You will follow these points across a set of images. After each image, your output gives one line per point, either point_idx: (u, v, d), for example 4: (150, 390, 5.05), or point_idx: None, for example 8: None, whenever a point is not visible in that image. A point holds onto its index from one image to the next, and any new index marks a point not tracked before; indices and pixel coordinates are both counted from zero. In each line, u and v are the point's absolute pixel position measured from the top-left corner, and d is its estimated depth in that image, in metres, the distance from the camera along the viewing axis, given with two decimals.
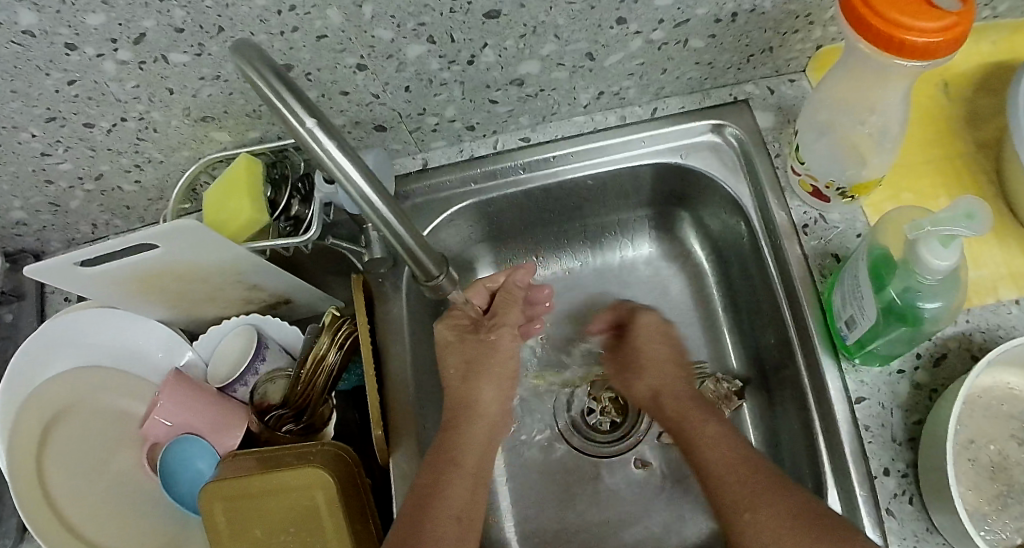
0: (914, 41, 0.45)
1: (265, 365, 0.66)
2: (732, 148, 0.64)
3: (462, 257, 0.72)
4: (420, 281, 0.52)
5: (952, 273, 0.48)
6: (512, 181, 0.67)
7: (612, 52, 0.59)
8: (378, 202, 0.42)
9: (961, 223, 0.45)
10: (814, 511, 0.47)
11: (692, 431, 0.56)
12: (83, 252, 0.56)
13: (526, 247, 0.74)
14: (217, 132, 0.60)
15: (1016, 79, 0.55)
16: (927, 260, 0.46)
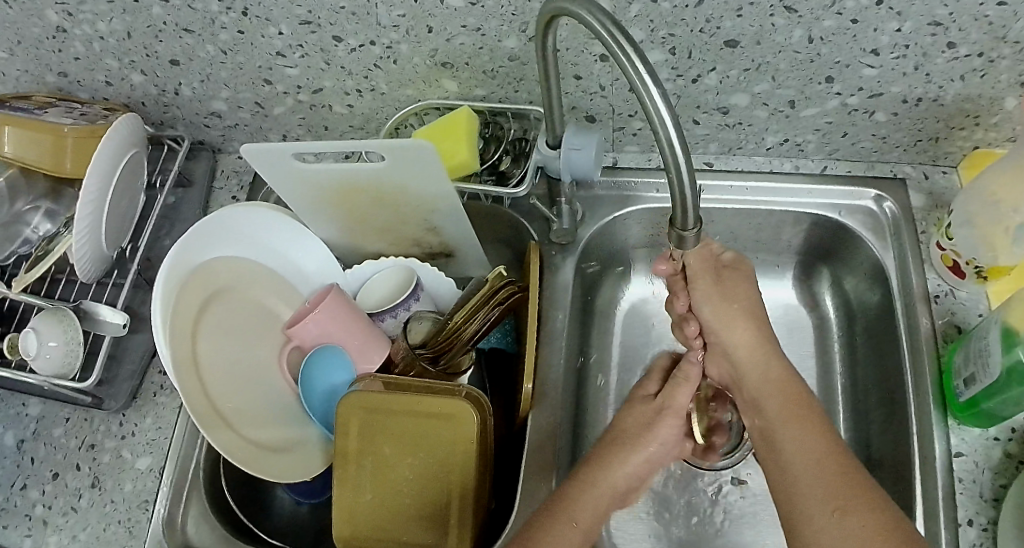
0: None
1: (417, 305, 0.67)
2: (886, 218, 0.70)
3: None
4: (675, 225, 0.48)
5: None
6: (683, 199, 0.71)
7: (809, 106, 0.66)
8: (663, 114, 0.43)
9: None
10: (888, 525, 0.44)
11: (774, 417, 0.54)
12: (309, 146, 0.59)
13: None
14: (448, 80, 0.64)
15: None
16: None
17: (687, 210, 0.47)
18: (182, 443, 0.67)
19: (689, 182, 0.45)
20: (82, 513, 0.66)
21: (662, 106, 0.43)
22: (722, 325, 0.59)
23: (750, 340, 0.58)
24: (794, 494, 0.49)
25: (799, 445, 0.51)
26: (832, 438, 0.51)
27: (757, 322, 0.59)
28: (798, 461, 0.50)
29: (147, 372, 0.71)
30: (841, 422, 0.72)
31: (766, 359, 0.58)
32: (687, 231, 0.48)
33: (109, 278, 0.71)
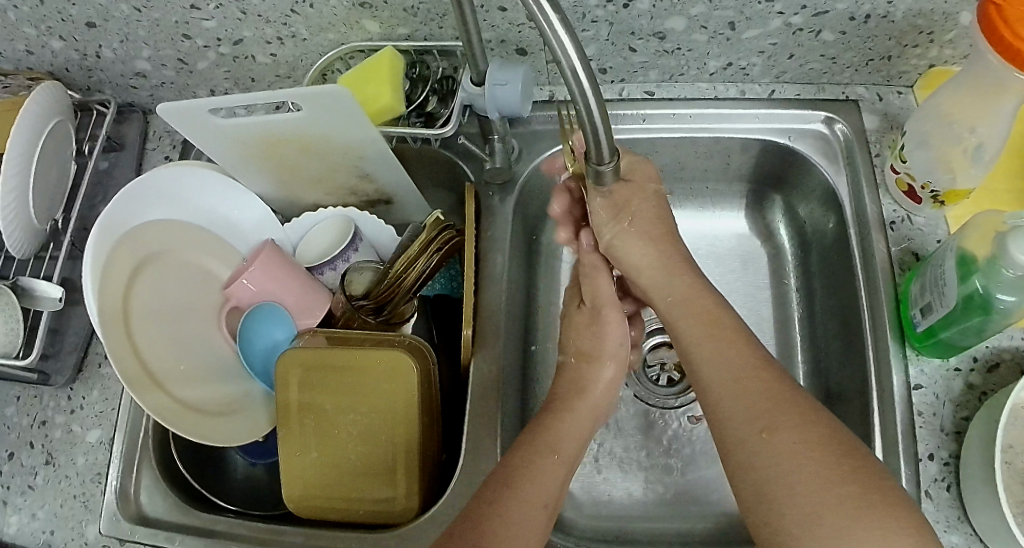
0: None
1: (357, 256, 0.66)
2: (838, 141, 0.67)
3: None
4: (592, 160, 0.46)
5: None
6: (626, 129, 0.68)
7: (751, 27, 0.61)
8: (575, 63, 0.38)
9: None
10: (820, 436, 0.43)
11: (687, 338, 0.52)
12: (220, 100, 0.57)
13: None
14: (370, 20, 0.61)
15: None
16: (1012, 253, 0.50)
17: (602, 142, 0.44)
18: (131, 415, 0.66)
19: (603, 124, 0.43)
20: (39, 490, 0.66)
21: (565, 38, 0.38)
22: (622, 244, 0.57)
23: (648, 257, 0.56)
24: (716, 399, 0.48)
25: (722, 359, 0.49)
26: (748, 343, 0.50)
27: (657, 239, 0.56)
28: (718, 378, 0.49)
29: (93, 344, 0.70)
30: (798, 350, 0.71)
31: (670, 279, 0.55)
32: (603, 165, 0.46)
33: (45, 251, 0.69)
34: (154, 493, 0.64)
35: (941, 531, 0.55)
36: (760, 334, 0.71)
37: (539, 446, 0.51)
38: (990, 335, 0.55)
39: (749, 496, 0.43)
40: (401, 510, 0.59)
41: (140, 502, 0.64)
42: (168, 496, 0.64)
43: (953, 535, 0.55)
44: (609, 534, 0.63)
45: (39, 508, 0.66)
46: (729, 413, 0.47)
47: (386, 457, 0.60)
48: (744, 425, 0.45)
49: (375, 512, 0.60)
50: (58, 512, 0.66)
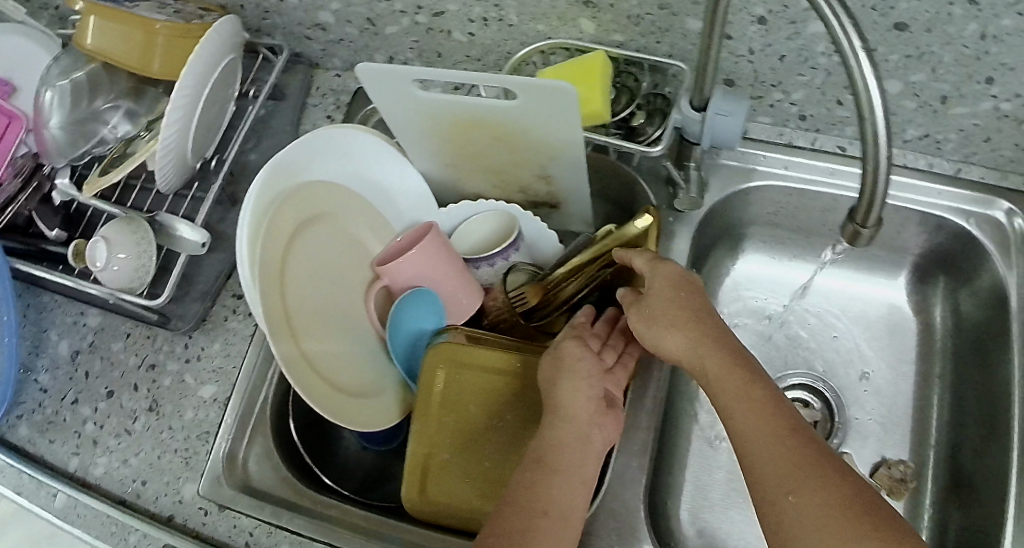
0: None
1: (515, 255, 0.63)
2: (1014, 234, 0.64)
3: (728, 230, 0.71)
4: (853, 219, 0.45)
5: None
6: (820, 183, 0.64)
7: (960, 105, 0.60)
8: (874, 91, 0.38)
9: None
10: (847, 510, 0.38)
11: (723, 402, 0.45)
12: (434, 72, 0.54)
13: (787, 248, 0.72)
14: (587, 20, 0.59)
15: None
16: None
17: (874, 204, 0.44)
18: (250, 378, 0.63)
19: (884, 179, 0.42)
20: (136, 436, 0.64)
21: (871, 79, 0.38)
22: (657, 334, 0.50)
23: (682, 343, 0.49)
24: (753, 470, 0.42)
25: (754, 421, 0.43)
26: (787, 419, 0.42)
27: (690, 321, 0.49)
28: (754, 451, 0.42)
29: (218, 297, 0.66)
30: (933, 427, 0.67)
31: (710, 356, 0.47)
32: (864, 230, 0.45)
33: (188, 190, 0.65)
34: (265, 463, 0.61)
35: None
36: (892, 409, 0.69)
37: (547, 484, 0.46)
38: None
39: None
40: None
41: (246, 470, 0.61)
42: (278, 470, 0.61)
43: None
44: None
45: (133, 456, 0.63)
46: (760, 477, 0.41)
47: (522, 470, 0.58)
48: (774, 492, 0.40)
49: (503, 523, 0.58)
50: (154, 463, 0.63)
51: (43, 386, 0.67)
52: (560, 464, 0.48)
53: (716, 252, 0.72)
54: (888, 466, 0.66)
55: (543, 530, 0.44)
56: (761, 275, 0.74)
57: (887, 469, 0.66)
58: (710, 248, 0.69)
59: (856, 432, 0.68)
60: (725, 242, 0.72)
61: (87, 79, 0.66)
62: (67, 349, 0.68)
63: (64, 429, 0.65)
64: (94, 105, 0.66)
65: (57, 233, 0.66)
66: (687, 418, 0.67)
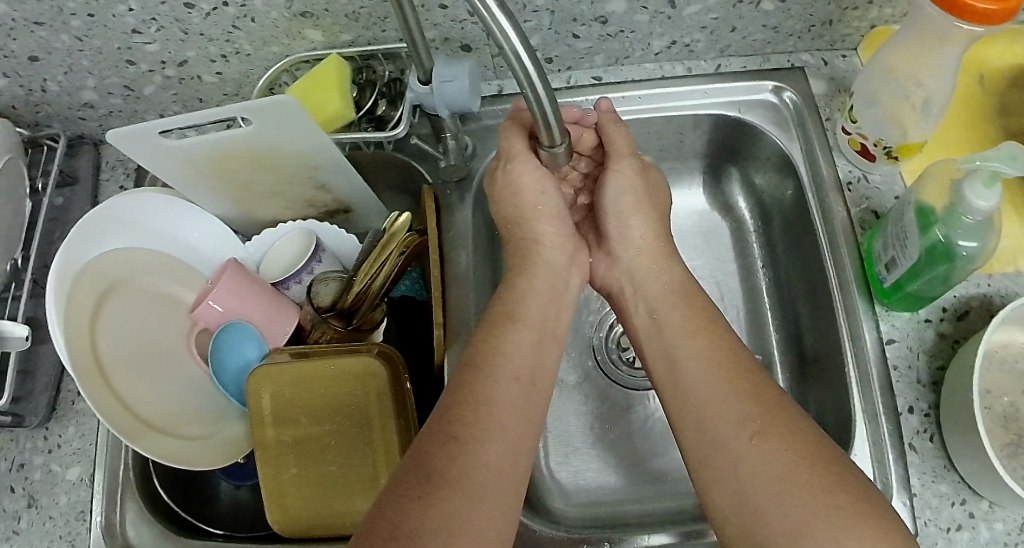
0: (976, 8, 0.48)
1: (321, 267, 0.64)
2: (788, 109, 0.67)
3: None
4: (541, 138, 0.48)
5: (988, 218, 0.52)
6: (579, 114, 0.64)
7: (690, 4, 0.61)
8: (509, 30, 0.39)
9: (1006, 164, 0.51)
10: (781, 434, 0.42)
11: (677, 334, 0.51)
12: (171, 120, 0.57)
13: None
14: (312, 29, 0.60)
15: None
16: (970, 197, 0.51)
17: (551, 122, 0.46)
18: (107, 448, 0.65)
19: (549, 103, 0.44)
20: (24, 534, 0.65)
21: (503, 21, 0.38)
22: (622, 216, 0.58)
23: (652, 247, 0.58)
24: (694, 399, 0.46)
25: (707, 356, 0.48)
26: (739, 351, 0.48)
27: (658, 224, 0.59)
28: (708, 384, 0.46)
29: (63, 381, 0.69)
30: (767, 310, 0.71)
31: (665, 271, 0.56)
32: (555, 145, 0.49)
33: (7, 293, 0.67)
34: (141, 523, 0.63)
35: (929, 483, 0.56)
36: (727, 304, 0.72)
37: (467, 448, 0.42)
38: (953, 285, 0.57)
39: (731, 504, 0.41)
40: None
41: (126, 534, 0.63)
42: (155, 526, 0.63)
43: (941, 486, 0.56)
44: (598, 518, 0.62)
45: None
46: (711, 412, 0.45)
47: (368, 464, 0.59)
48: (732, 432, 0.43)
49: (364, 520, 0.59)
50: None
51: None
52: (481, 424, 0.44)
53: None
54: None
55: (473, 461, 0.42)
56: None
57: None
58: None
59: None
60: None
61: None
62: None
63: None
64: None
65: None
66: None
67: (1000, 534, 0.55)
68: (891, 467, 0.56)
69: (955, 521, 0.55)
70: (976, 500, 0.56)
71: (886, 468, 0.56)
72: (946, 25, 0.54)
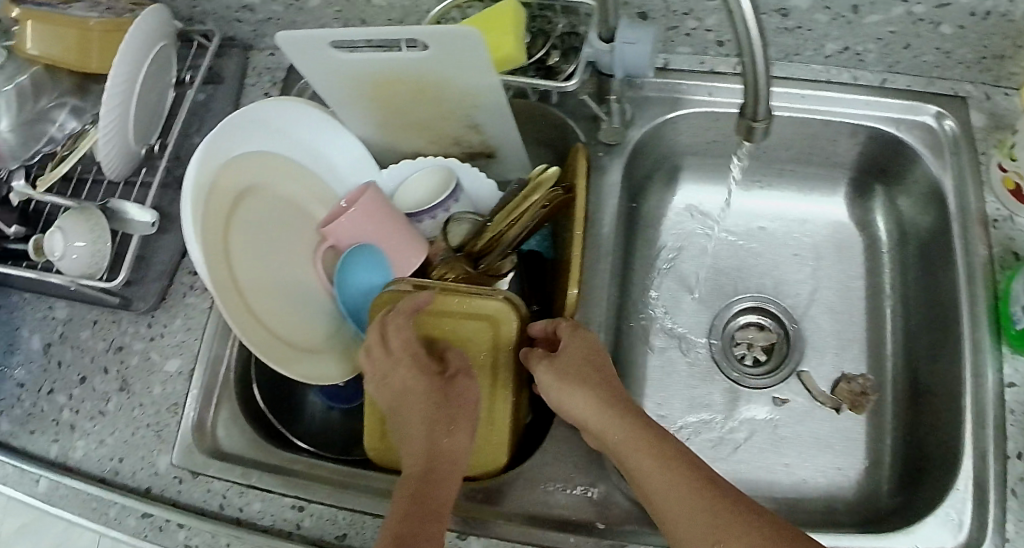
0: None
1: (456, 207, 0.64)
2: (945, 136, 0.66)
3: (666, 161, 0.71)
4: (746, 114, 0.46)
5: None
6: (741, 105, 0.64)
7: (873, 12, 0.61)
8: None
9: None
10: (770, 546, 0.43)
11: (630, 464, 0.50)
12: (346, 33, 0.56)
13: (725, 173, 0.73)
14: None
15: None
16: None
17: (760, 97, 0.45)
18: (211, 347, 0.65)
19: (764, 70, 0.43)
20: (111, 417, 0.66)
21: None
22: (562, 394, 0.54)
23: (591, 403, 0.53)
24: (671, 530, 0.46)
25: (669, 485, 0.47)
26: (702, 471, 0.48)
27: (600, 386, 0.54)
28: (671, 505, 0.47)
29: (176, 273, 0.68)
30: (888, 334, 0.69)
31: (569, 396, 0.54)
32: (756, 121, 0.46)
33: (136, 177, 0.68)
34: (232, 427, 0.64)
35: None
36: (849, 324, 0.70)
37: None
38: None
39: None
40: (489, 464, 0.60)
41: (215, 435, 0.63)
42: (246, 433, 0.63)
43: None
44: None
45: (109, 435, 0.65)
46: (688, 539, 0.45)
47: (476, 410, 0.60)
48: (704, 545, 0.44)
49: (466, 466, 0.60)
50: (129, 440, 0.65)
51: (18, 380, 0.69)
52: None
53: (657, 187, 0.73)
54: (848, 380, 0.67)
55: None
56: (701, 205, 0.74)
57: (848, 383, 0.67)
58: (645, 184, 0.71)
59: (812, 348, 0.69)
60: (663, 177, 0.73)
61: (30, 83, 0.67)
62: (38, 342, 0.70)
63: (42, 419, 0.67)
64: (38, 106, 0.68)
65: (16, 228, 0.68)
66: (641, 349, 0.69)
67: None
68: (991, 510, 0.54)
69: None
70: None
71: (986, 507, 0.54)
72: None
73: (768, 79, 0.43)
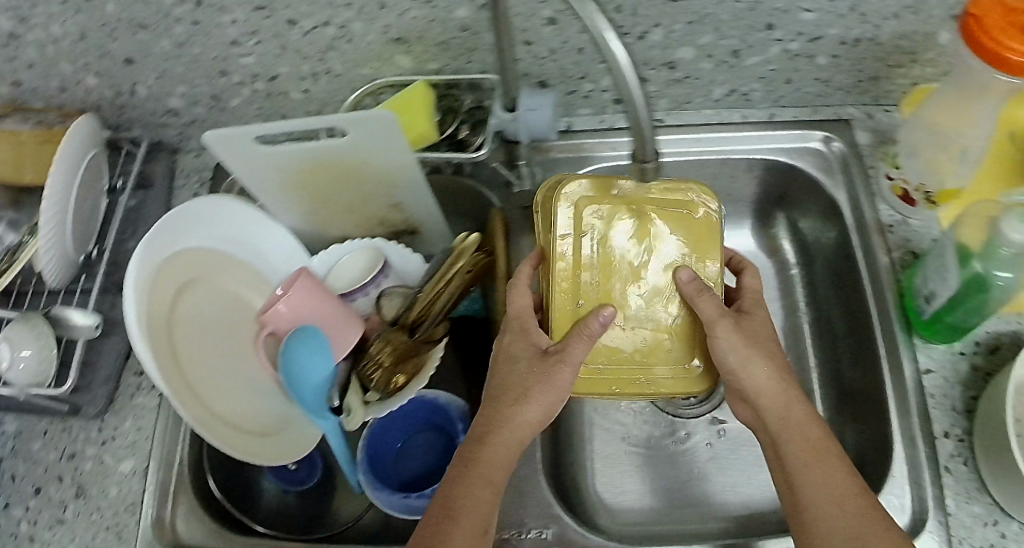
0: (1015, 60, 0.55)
1: (386, 281, 0.69)
2: (835, 157, 0.71)
3: None
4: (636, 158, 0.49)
5: None
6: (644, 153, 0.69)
7: (753, 54, 0.66)
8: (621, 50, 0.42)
9: None
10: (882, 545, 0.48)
11: (795, 462, 0.53)
12: (267, 129, 0.59)
13: None
14: (402, 54, 0.64)
15: None
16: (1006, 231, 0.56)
17: (648, 141, 0.47)
18: (163, 444, 0.67)
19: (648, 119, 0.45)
20: (70, 524, 0.65)
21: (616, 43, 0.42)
22: (743, 366, 0.55)
23: (772, 382, 0.55)
24: (816, 521, 0.50)
25: (823, 480, 0.52)
26: (854, 475, 0.52)
27: (780, 365, 0.56)
28: (820, 500, 0.51)
29: (123, 375, 0.70)
30: (808, 347, 0.74)
31: (788, 404, 0.55)
32: (647, 163, 0.49)
33: (76, 284, 0.69)
34: (192, 518, 0.64)
35: (964, 503, 0.60)
36: None
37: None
38: (988, 312, 0.61)
39: None
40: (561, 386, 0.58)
41: (175, 529, 0.64)
42: (207, 523, 0.64)
43: (975, 506, 0.59)
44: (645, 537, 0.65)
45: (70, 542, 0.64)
46: (828, 528, 0.50)
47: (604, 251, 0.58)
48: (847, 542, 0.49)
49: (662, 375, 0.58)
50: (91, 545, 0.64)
51: None
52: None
53: None
54: None
55: None
56: None
57: None
58: None
59: None
60: None
61: None
62: None
63: None
64: None
65: None
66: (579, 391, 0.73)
67: None
68: (928, 489, 0.60)
69: (987, 540, 0.58)
70: (1008, 522, 0.59)
71: (922, 488, 0.60)
72: (986, 79, 0.59)
73: (653, 128, 0.46)
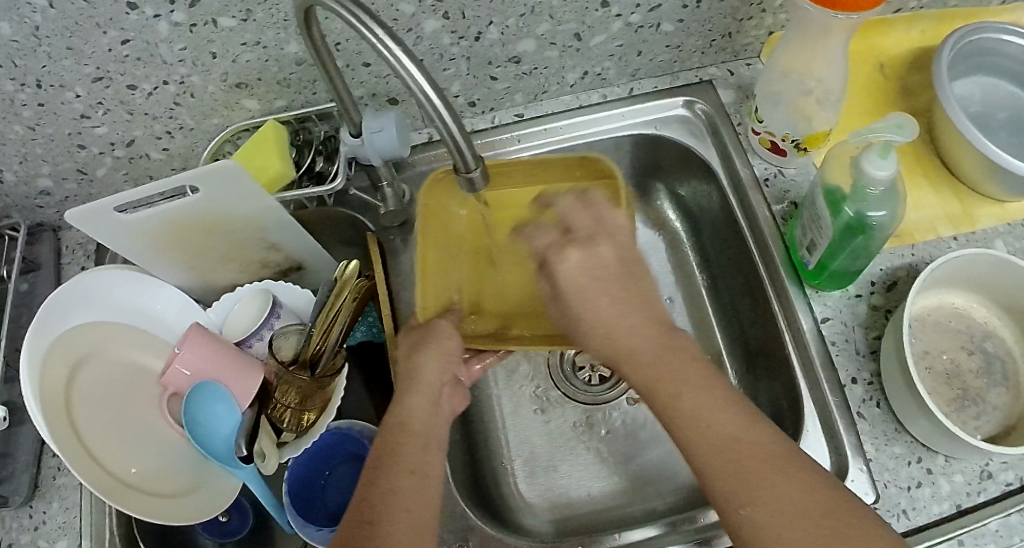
0: None
1: (280, 322, 0.68)
2: (702, 119, 0.72)
3: None
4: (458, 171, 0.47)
5: (891, 186, 0.56)
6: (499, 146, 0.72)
7: (595, 35, 0.65)
8: (413, 70, 0.42)
9: (894, 134, 0.54)
10: (770, 475, 0.43)
11: (650, 389, 0.48)
12: (124, 197, 0.59)
13: None
14: (247, 99, 0.65)
15: (937, 62, 0.67)
16: (869, 171, 0.54)
17: (464, 150, 0.45)
18: (92, 521, 0.67)
19: (458, 127, 0.44)
20: None
21: (410, 67, 0.42)
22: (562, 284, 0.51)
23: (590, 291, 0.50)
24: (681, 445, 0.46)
25: (687, 411, 0.46)
26: (735, 407, 0.46)
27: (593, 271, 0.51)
28: (695, 440, 0.45)
29: (43, 460, 0.70)
30: (709, 310, 0.75)
31: (595, 310, 0.50)
32: (472, 173, 0.46)
33: None
34: None
35: (882, 446, 0.58)
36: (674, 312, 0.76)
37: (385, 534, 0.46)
38: (873, 254, 0.60)
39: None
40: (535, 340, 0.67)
41: None
42: None
43: (895, 447, 0.58)
44: (573, 530, 0.65)
45: None
46: (699, 466, 0.45)
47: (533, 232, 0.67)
48: (727, 503, 0.43)
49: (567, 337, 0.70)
50: None
51: None
52: (394, 523, 0.47)
53: None
54: None
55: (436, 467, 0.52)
56: None
57: None
58: None
59: None
60: None
61: None
62: None
63: None
64: None
65: None
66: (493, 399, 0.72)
67: (961, 486, 0.57)
68: (843, 438, 0.58)
69: (913, 478, 0.57)
70: (931, 456, 0.58)
71: (838, 438, 0.59)
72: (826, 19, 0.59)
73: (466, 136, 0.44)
